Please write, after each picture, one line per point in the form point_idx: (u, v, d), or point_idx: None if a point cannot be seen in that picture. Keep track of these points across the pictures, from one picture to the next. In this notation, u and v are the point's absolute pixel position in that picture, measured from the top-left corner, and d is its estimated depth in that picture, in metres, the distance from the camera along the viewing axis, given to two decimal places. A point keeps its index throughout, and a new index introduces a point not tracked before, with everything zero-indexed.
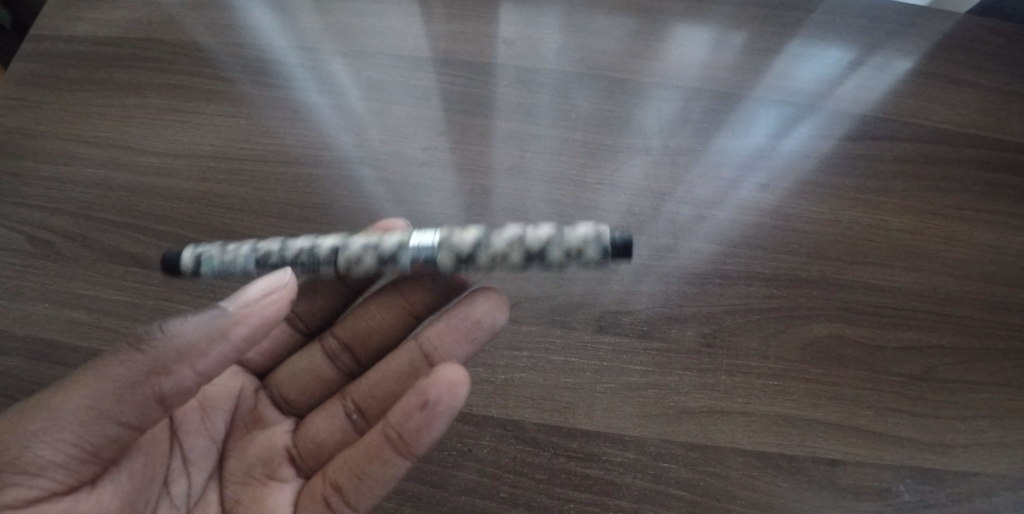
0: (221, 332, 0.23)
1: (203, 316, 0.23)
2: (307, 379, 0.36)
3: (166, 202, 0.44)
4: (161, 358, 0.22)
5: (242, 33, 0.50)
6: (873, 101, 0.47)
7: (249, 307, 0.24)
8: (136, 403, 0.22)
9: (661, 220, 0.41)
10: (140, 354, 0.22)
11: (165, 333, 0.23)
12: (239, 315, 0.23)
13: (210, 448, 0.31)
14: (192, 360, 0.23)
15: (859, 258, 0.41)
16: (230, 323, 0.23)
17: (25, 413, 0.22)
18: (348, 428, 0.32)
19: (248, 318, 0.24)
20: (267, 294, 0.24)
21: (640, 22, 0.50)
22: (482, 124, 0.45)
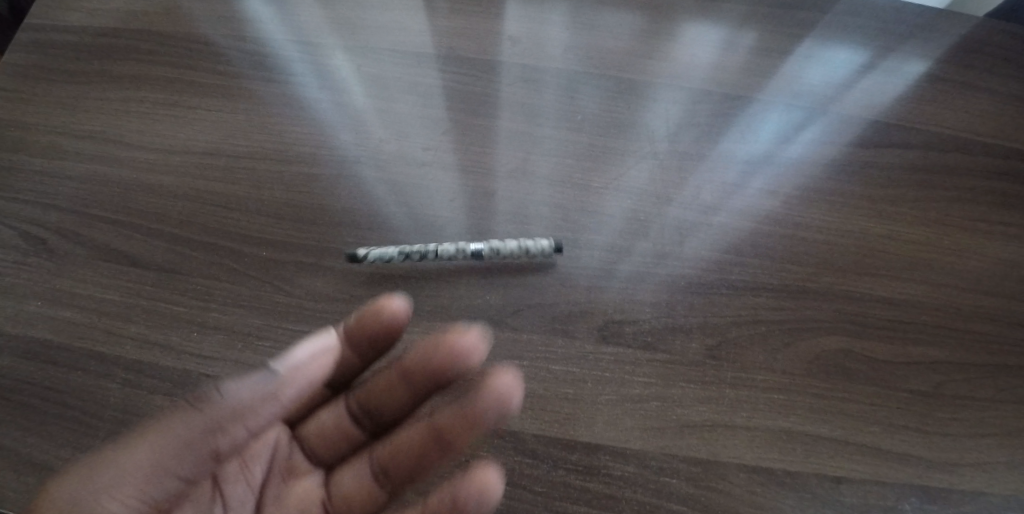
0: (271, 394, 0.24)
1: (255, 379, 0.24)
2: (335, 427, 0.34)
3: (161, 199, 0.43)
4: (219, 418, 0.23)
5: (238, 26, 0.49)
6: (887, 107, 0.46)
7: (299, 370, 0.25)
8: (193, 459, 0.23)
9: (668, 227, 0.40)
10: (200, 413, 0.23)
11: (222, 395, 0.24)
12: (289, 378, 0.25)
13: (248, 496, 0.30)
14: (244, 421, 0.24)
15: (869, 269, 0.39)
16: (281, 385, 0.24)
17: (92, 467, 0.23)
18: (374, 487, 0.30)
19: (298, 381, 0.25)
20: (317, 355, 0.26)
21: (649, 20, 0.49)
22: (485, 124, 0.44)
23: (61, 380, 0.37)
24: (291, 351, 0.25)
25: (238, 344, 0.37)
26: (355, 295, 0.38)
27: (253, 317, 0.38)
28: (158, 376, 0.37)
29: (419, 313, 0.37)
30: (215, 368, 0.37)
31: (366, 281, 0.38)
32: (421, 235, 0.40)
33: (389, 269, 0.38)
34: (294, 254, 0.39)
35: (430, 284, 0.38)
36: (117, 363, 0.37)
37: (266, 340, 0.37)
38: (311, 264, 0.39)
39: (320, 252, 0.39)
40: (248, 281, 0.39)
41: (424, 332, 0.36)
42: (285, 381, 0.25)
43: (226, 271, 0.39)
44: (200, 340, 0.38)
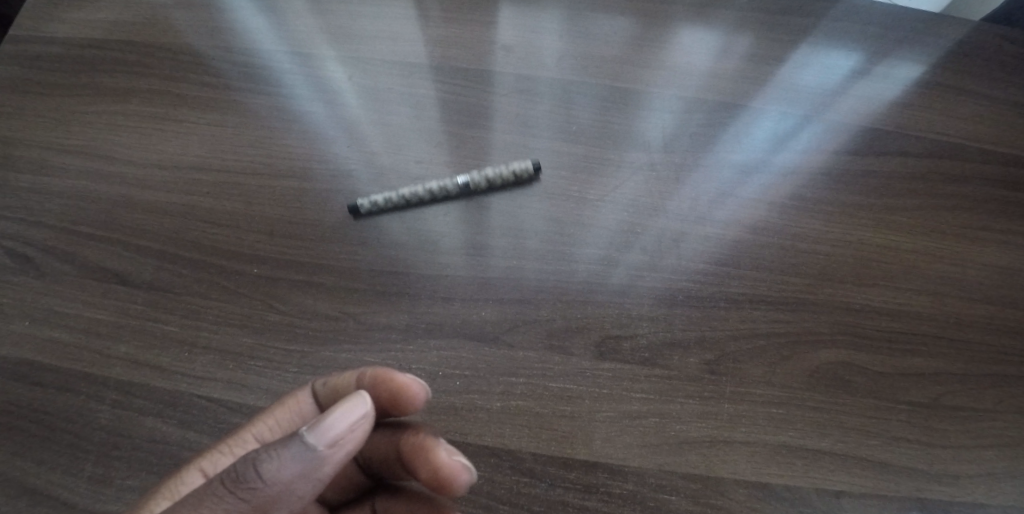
0: (314, 468, 0.22)
1: (295, 458, 0.22)
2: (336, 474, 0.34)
3: (149, 215, 0.42)
4: (265, 501, 0.22)
5: (226, 36, 0.48)
6: (885, 113, 0.45)
7: (337, 443, 0.23)
8: None
9: (666, 239, 0.39)
10: (242, 502, 0.21)
11: (265, 480, 0.21)
12: (329, 454, 0.22)
13: None
14: (289, 497, 0.22)
15: (868, 280, 0.39)
16: (323, 460, 0.22)
17: None
18: None
19: (338, 454, 0.23)
20: (352, 427, 0.23)
21: (644, 28, 0.48)
22: (479, 136, 0.43)
23: (50, 402, 0.36)
24: (325, 421, 0.22)
25: (229, 365, 0.37)
26: (349, 313, 0.37)
27: (245, 336, 0.37)
28: (148, 397, 0.36)
29: (413, 330, 0.36)
30: (207, 389, 0.36)
31: (360, 298, 0.37)
32: (414, 250, 0.39)
33: (383, 286, 0.38)
34: (286, 272, 0.38)
35: (425, 301, 0.37)
36: (106, 384, 0.37)
37: (259, 360, 0.36)
38: (303, 281, 0.38)
39: (313, 269, 0.38)
40: (239, 299, 0.38)
41: (418, 350, 0.36)
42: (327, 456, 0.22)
43: (217, 289, 0.39)
44: (191, 360, 0.37)
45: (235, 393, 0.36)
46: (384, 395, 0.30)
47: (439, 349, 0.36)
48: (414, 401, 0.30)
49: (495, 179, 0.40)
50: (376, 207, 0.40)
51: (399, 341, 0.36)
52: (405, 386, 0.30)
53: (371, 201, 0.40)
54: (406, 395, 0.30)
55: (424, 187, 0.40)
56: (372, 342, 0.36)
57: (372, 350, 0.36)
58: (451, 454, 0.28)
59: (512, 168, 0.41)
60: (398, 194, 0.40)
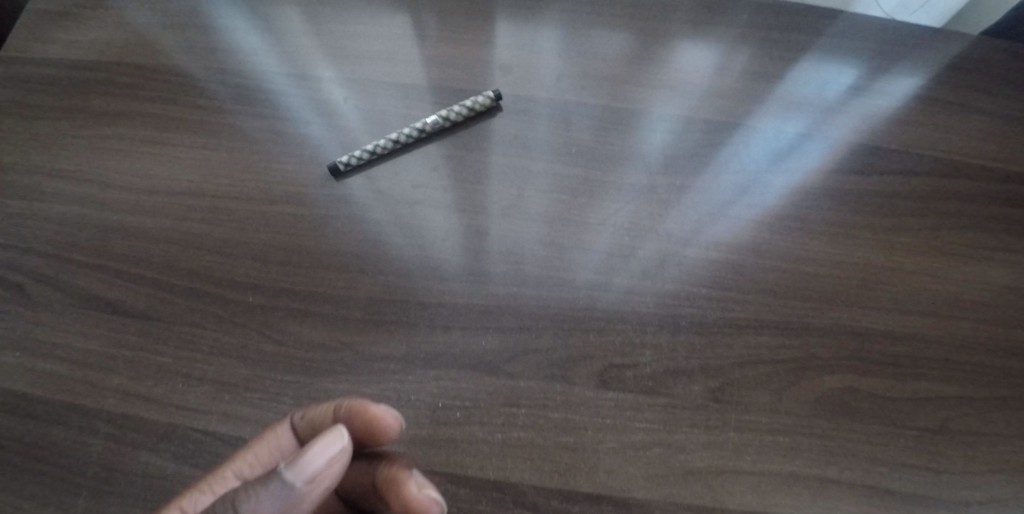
0: (292, 503, 0.25)
1: (273, 494, 0.24)
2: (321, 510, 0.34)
3: (142, 242, 0.41)
4: None
5: (220, 56, 0.47)
6: (888, 131, 0.45)
7: (314, 479, 0.25)
8: None
9: (670, 264, 0.38)
10: None
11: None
12: (306, 489, 0.25)
13: None
14: None
15: (873, 302, 0.39)
16: (301, 495, 0.25)
17: None
18: None
19: (316, 487, 0.26)
20: (327, 462, 0.26)
21: (644, 46, 0.48)
22: (478, 159, 0.42)
23: (42, 436, 0.36)
24: (305, 458, 0.25)
25: (224, 396, 0.36)
26: (346, 343, 0.36)
27: (241, 368, 0.36)
28: (141, 431, 0.35)
29: (412, 361, 0.36)
30: (201, 421, 0.35)
31: (357, 327, 0.37)
32: (412, 277, 0.38)
33: (380, 315, 0.37)
34: (281, 300, 0.38)
35: (424, 329, 0.36)
36: (99, 417, 0.36)
37: (255, 392, 0.36)
38: (299, 310, 0.37)
39: (308, 297, 0.38)
40: (235, 329, 0.37)
41: (417, 381, 0.35)
42: (305, 490, 0.25)
43: (211, 319, 0.38)
44: (185, 392, 0.36)
45: (230, 426, 0.35)
46: (360, 428, 0.30)
47: (439, 379, 0.35)
48: (390, 432, 0.31)
49: (461, 114, 0.43)
50: (355, 162, 0.41)
51: (398, 372, 0.35)
52: (382, 417, 0.30)
53: (348, 157, 0.41)
54: (382, 426, 0.31)
55: (397, 134, 0.42)
56: (370, 373, 0.35)
57: (370, 382, 0.35)
58: (422, 487, 0.29)
59: (476, 100, 0.43)
60: (374, 145, 0.42)
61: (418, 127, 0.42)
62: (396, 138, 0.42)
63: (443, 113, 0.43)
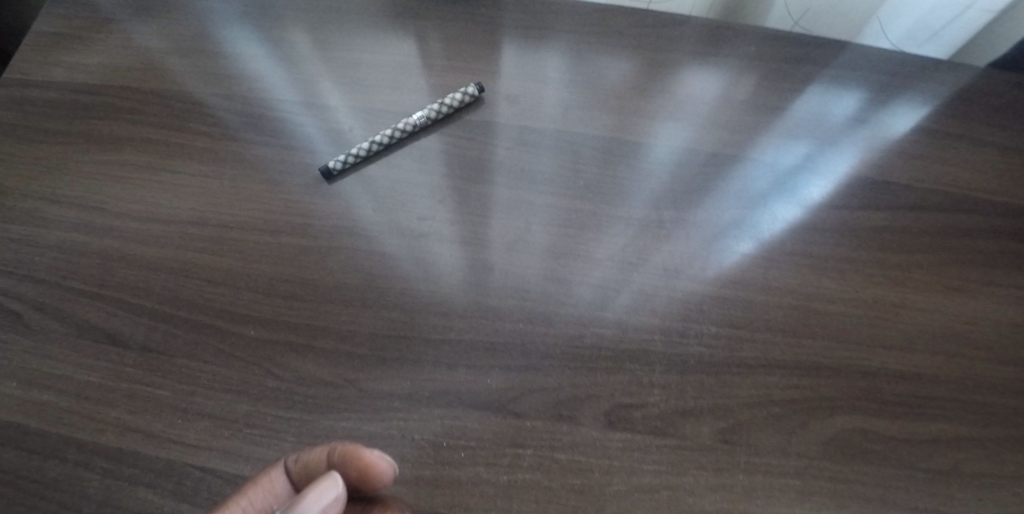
0: None
1: None
2: None
3: (142, 271, 0.40)
4: None
5: (224, 82, 0.47)
6: (897, 164, 0.45)
7: None
8: None
9: (678, 301, 0.38)
10: None
11: None
12: None
13: None
14: None
15: (883, 341, 0.38)
16: None
17: None
18: None
19: None
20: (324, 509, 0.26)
21: (650, 77, 0.47)
22: (483, 191, 0.42)
23: (36, 470, 0.35)
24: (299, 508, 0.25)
25: (224, 432, 0.35)
26: (349, 380, 0.36)
27: (241, 403, 0.36)
28: (138, 466, 0.35)
29: (416, 399, 0.35)
30: (200, 458, 0.35)
31: (361, 363, 0.36)
32: (416, 312, 0.37)
33: (384, 351, 0.36)
34: (284, 335, 0.37)
35: (428, 366, 0.36)
36: (96, 451, 0.35)
37: (255, 430, 0.35)
38: (301, 345, 0.37)
39: (311, 332, 0.37)
40: (235, 363, 0.37)
41: (421, 419, 0.34)
42: None
43: (212, 352, 0.37)
44: (184, 427, 0.36)
45: (229, 464, 0.34)
46: (353, 474, 0.30)
47: (443, 418, 0.34)
48: (381, 479, 0.31)
49: (445, 110, 0.44)
50: (345, 164, 0.42)
51: (401, 410, 0.35)
52: (376, 464, 0.30)
53: (339, 159, 0.42)
54: (375, 473, 0.30)
55: (385, 134, 0.43)
56: (373, 411, 0.35)
57: (373, 420, 0.35)
58: None
59: (459, 95, 0.45)
60: (363, 146, 0.43)
61: (405, 124, 0.44)
62: (385, 137, 0.43)
63: (427, 109, 0.44)
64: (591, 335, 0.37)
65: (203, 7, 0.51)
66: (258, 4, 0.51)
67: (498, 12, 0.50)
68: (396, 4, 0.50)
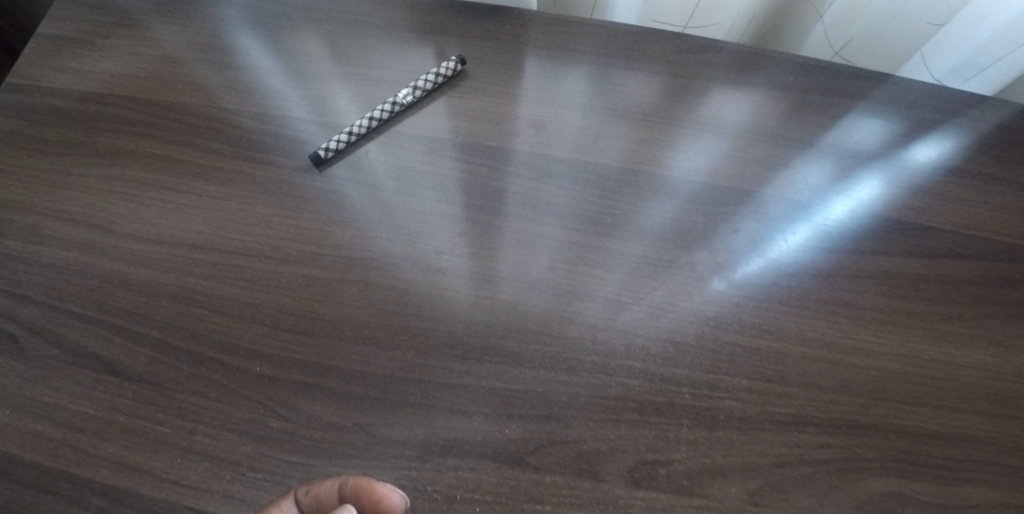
0: None
1: None
2: None
3: (144, 297, 0.39)
4: None
5: (236, 96, 0.45)
6: (942, 206, 0.42)
7: None
8: None
9: (708, 351, 0.36)
10: None
11: None
12: None
13: None
14: None
15: (923, 399, 0.36)
16: None
17: None
18: None
19: None
20: None
21: (679, 105, 0.45)
22: (502, 226, 0.39)
23: (28, 506, 0.33)
24: None
25: (224, 474, 0.33)
26: (359, 424, 0.34)
27: (244, 444, 0.34)
28: (135, 508, 0.33)
29: (430, 447, 0.33)
30: (198, 502, 0.33)
31: (372, 408, 0.34)
32: (432, 355, 0.35)
33: (398, 395, 0.34)
34: (292, 373, 0.35)
35: (443, 413, 0.34)
36: (91, 489, 0.33)
37: (258, 474, 0.33)
38: (311, 385, 0.35)
39: (320, 371, 0.35)
40: (240, 401, 0.35)
41: (435, 470, 0.33)
42: None
43: (215, 388, 0.35)
44: (183, 467, 0.34)
45: (229, 510, 0.32)
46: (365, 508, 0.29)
47: (458, 469, 0.33)
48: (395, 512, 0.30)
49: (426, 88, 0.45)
50: (335, 150, 0.42)
51: (414, 459, 0.33)
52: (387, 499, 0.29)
53: (328, 145, 0.42)
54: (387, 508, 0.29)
55: (373, 113, 0.43)
56: (384, 459, 0.33)
57: (384, 469, 0.33)
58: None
59: (442, 68, 0.45)
60: (353, 129, 0.42)
61: (392, 102, 0.44)
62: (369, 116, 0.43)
63: (407, 88, 0.44)
64: (618, 386, 0.35)
65: (215, 14, 0.49)
66: (274, 14, 0.49)
67: (524, 31, 0.47)
68: (417, 19, 0.48)
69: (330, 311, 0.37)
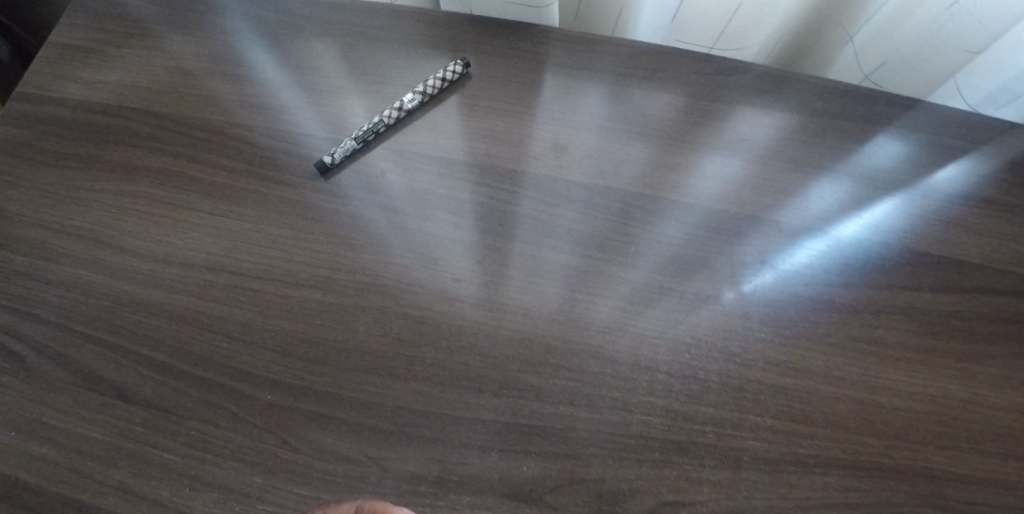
0: None
1: None
2: None
3: (154, 318, 0.38)
4: None
5: (250, 111, 0.44)
6: (975, 239, 0.40)
7: None
8: None
9: (733, 389, 0.35)
10: None
11: None
12: None
13: None
14: None
15: (957, 443, 0.34)
16: None
17: None
18: None
19: None
20: None
21: (702, 128, 0.44)
22: (521, 253, 0.39)
23: None
24: None
25: (233, 506, 0.32)
26: (371, 458, 0.33)
27: (252, 475, 0.33)
28: None
29: (444, 483, 0.32)
30: None
31: (385, 442, 0.33)
32: (448, 387, 0.34)
33: (412, 429, 0.33)
34: (304, 403, 0.34)
35: (459, 448, 0.33)
36: None
37: (267, 508, 0.32)
38: (323, 416, 0.34)
39: (333, 401, 0.34)
40: (250, 430, 0.34)
41: (449, 507, 0.32)
42: None
43: (225, 416, 0.34)
44: (191, 497, 0.33)
45: None
46: None
47: (473, 508, 0.32)
48: None
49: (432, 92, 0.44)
50: (341, 157, 0.42)
51: (428, 496, 0.32)
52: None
53: (334, 152, 0.41)
54: None
55: (378, 119, 0.43)
56: (397, 494, 0.32)
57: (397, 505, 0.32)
58: None
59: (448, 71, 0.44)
60: (359, 135, 0.42)
61: (398, 107, 0.43)
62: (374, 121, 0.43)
63: (412, 92, 0.44)
64: (640, 425, 0.34)
65: (230, 25, 0.48)
66: (290, 26, 0.48)
67: (545, 49, 0.46)
68: (435, 34, 0.47)
69: (344, 339, 0.36)
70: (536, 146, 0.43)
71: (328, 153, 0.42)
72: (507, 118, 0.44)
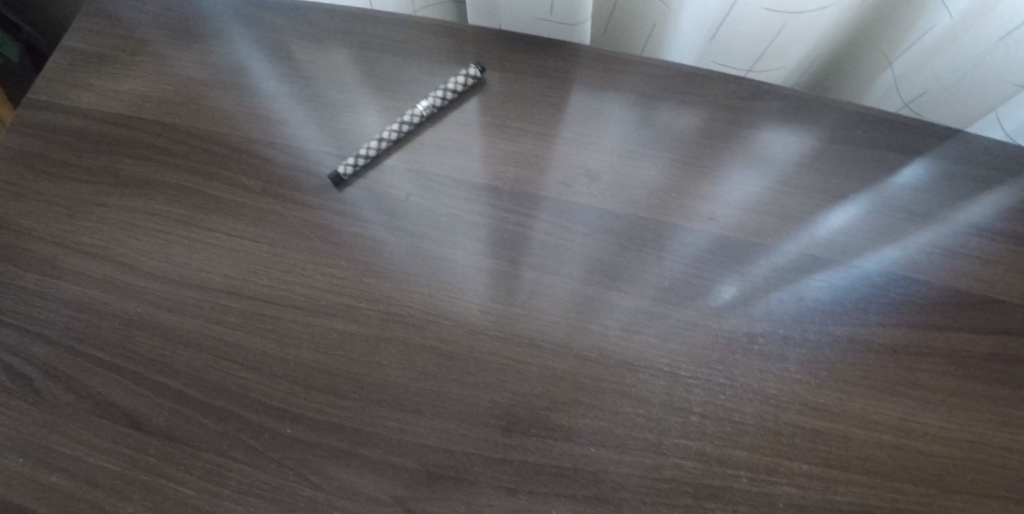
0: None
1: None
2: None
3: (169, 343, 0.36)
4: None
5: (269, 126, 0.43)
6: (1015, 278, 0.39)
7: None
8: None
9: (768, 432, 0.34)
10: None
11: None
12: None
13: None
14: None
15: (1002, 494, 0.33)
16: None
17: None
18: None
19: None
20: None
21: (732, 152, 0.43)
22: (549, 283, 0.37)
23: None
24: None
25: None
26: (394, 498, 0.32)
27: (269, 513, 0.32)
28: None
29: None
30: None
31: (409, 481, 0.32)
32: (474, 426, 0.33)
33: (437, 468, 0.32)
34: (324, 438, 0.33)
35: (485, 490, 0.32)
36: None
37: None
38: (344, 453, 0.33)
39: (355, 438, 0.33)
40: (269, 465, 0.33)
41: None
42: None
43: (241, 449, 0.33)
44: None
45: None
46: None
47: None
48: None
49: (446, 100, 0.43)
50: (356, 167, 0.41)
51: None
52: None
53: (349, 163, 0.41)
54: None
55: (393, 127, 0.42)
56: None
57: None
58: None
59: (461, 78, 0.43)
60: (374, 145, 0.41)
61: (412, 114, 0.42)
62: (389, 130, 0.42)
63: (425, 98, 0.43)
64: (673, 468, 0.32)
65: (249, 35, 0.46)
66: (311, 38, 0.46)
67: (573, 67, 0.45)
68: (461, 50, 0.46)
69: (367, 372, 0.35)
70: (562, 168, 0.41)
71: (344, 164, 0.41)
72: (534, 139, 0.42)
